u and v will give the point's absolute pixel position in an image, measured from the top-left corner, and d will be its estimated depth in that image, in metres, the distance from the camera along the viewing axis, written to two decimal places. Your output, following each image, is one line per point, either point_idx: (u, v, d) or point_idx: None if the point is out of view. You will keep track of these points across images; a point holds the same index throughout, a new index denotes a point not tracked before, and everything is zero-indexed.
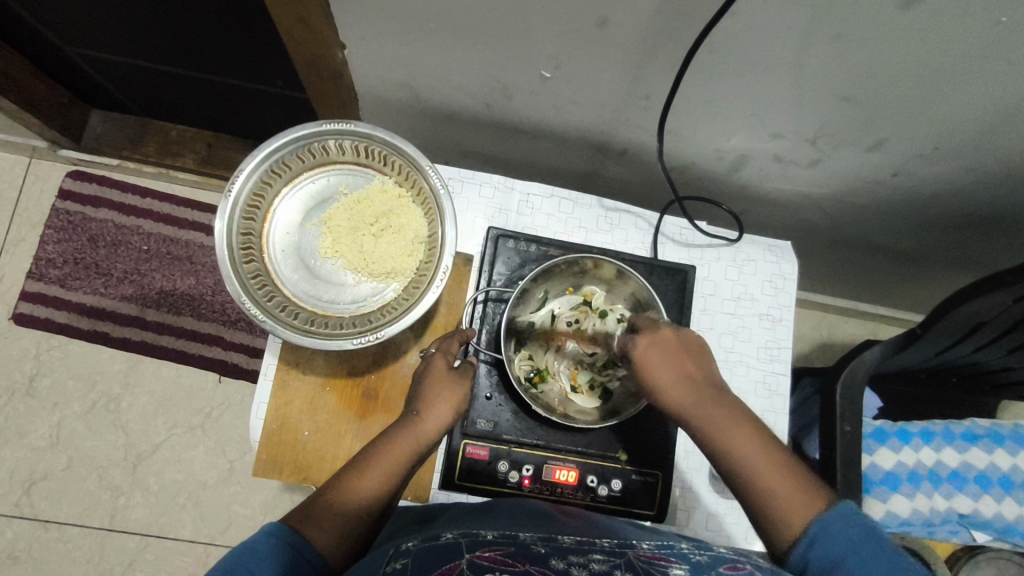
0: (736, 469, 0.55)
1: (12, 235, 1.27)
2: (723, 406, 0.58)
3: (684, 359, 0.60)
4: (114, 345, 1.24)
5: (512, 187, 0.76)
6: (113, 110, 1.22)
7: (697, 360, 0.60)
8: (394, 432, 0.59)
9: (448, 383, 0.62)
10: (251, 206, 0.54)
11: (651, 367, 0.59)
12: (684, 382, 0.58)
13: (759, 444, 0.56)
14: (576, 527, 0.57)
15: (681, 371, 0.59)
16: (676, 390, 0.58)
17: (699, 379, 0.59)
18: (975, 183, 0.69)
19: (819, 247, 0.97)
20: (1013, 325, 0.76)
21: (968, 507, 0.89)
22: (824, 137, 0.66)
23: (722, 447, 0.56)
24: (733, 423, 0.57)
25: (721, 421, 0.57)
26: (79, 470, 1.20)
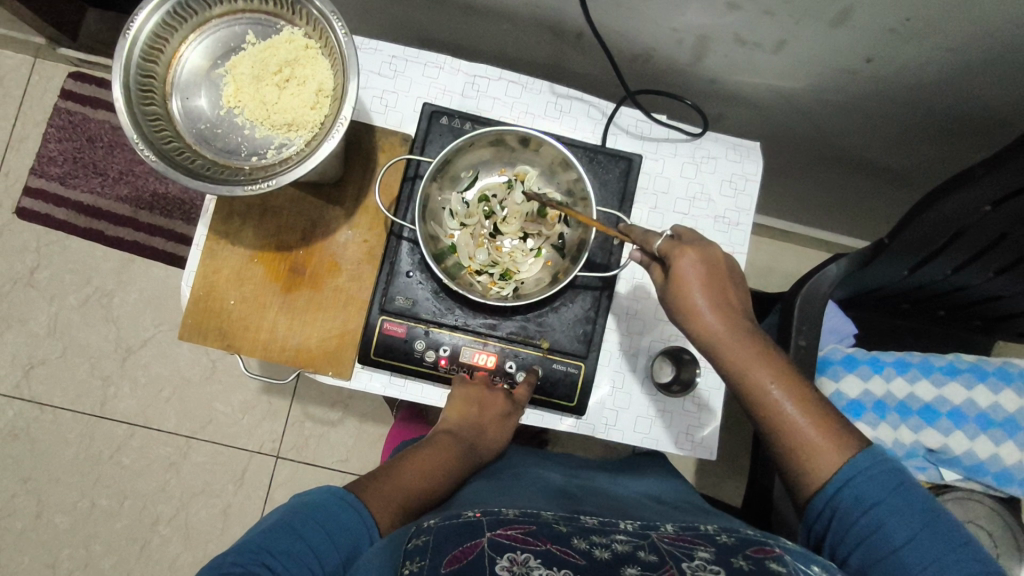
0: (759, 399, 0.54)
1: (17, 132, 1.31)
2: (755, 340, 0.54)
3: (719, 286, 0.55)
4: (108, 243, 1.29)
5: (457, 69, 0.72)
6: (109, 7, 1.24)
7: (733, 289, 0.55)
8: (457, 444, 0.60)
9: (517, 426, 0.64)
10: (152, 47, 0.53)
11: (686, 292, 0.54)
12: (720, 311, 0.54)
13: (784, 372, 0.53)
14: (602, 505, 0.55)
15: (721, 305, 0.54)
16: (715, 317, 0.54)
17: (734, 308, 0.55)
18: (958, 69, 0.62)
19: (804, 165, 0.90)
20: (996, 239, 0.69)
21: (935, 441, 0.83)
22: (783, 9, 0.60)
23: (749, 376, 0.53)
24: (761, 353, 0.54)
25: (756, 353, 0.54)
26: (74, 358, 1.27)
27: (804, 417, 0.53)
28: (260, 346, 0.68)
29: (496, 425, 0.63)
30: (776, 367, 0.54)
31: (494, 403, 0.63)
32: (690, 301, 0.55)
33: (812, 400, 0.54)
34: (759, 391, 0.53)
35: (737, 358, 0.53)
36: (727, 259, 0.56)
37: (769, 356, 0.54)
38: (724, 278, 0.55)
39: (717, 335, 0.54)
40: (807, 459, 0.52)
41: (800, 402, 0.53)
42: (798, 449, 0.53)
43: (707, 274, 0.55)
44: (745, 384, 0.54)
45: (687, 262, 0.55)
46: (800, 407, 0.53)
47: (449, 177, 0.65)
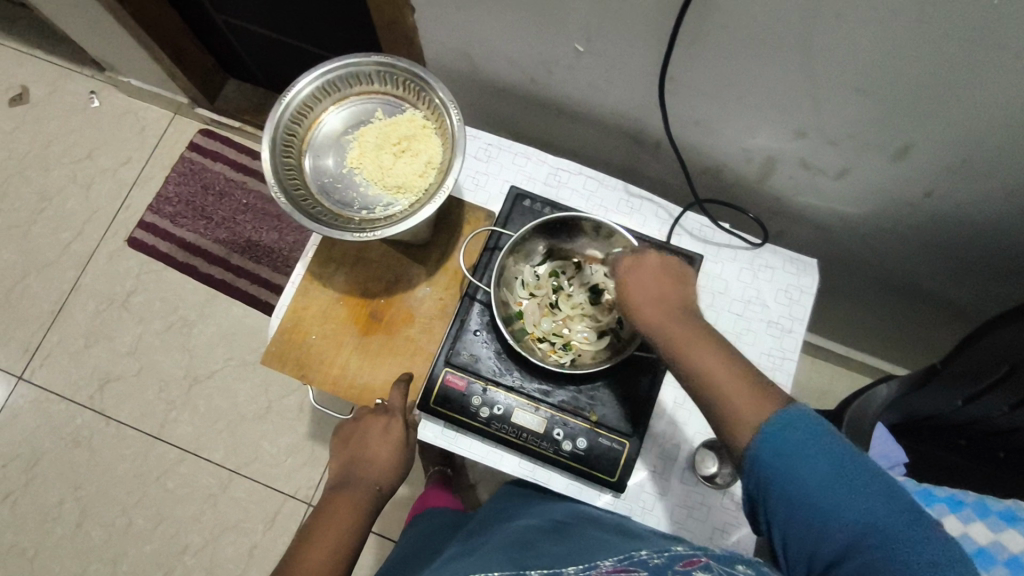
0: (690, 375, 0.53)
1: (144, 172, 1.49)
2: (684, 318, 0.55)
3: (657, 280, 0.58)
4: (199, 279, 1.41)
5: (543, 160, 0.81)
6: (247, 79, 1.44)
7: (673, 284, 0.58)
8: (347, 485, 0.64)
9: (403, 436, 0.68)
10: (299, 112, 0.63)
11: (629, 290, 0.58)
12: (654, 301, 0.57)
13: (714, 350, 0.53)
14: (557, 541, 0.57)
15: (656, 294, 0.57)
16: (647, 306, 0.57)
17: (671, 297, 0.57)
18: (1013, 212, 0.66)
19: (860, 290, 0.93)
20: None
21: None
22: (846, 141, 0.67)
23: (677, 352, 0.54)
24: (690, 330, 0.54)
25: (685, 331, 0.54)
26: (146, 378, 1.36)
27: (736, 385, 0.51)
28: (330, 380, 0.74)
29: (377, 442, 0.67)
30: (706, 344, 0.53)
31: (370, 429, 0.67)
32: (631, 296, 0.58)
33: (746, 369, 0.52)
34: (690, 368, 0.53)
35: (671, 345, 0.54)
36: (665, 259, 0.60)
37: (700, 333, 0.54)
38: (665, 275, 0.59)
39: (649, 321, 0.56)
40: (739, 426, 0.50)
41: (728, 369, 0.52)
42: (728, 415, 0.50)
43: (642, 272, 0.59)
44: (676, 361, 0.54)
45: (628, 266, 0.60)
46: (730, 373, 0.51)
47: (525, 252, 0.72)
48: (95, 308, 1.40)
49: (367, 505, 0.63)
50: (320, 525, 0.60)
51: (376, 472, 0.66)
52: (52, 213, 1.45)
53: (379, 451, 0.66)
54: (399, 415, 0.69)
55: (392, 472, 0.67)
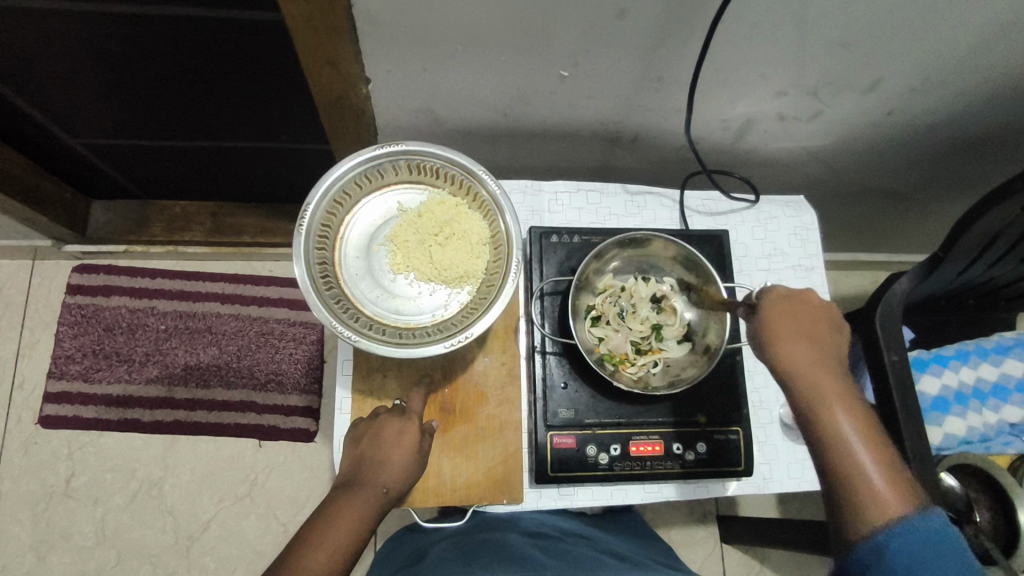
0: (819, 420, 0.51)
1: (26, 338, 1.25)
2: (832, 367, 0.53)
3: (813, 325, 0.55)
4: (147, 430, 1.23)
5: (540, 189, 0.79)
6: (113, 197, 1.21)
7: (828, 337, 0.55)
8: (356, 478, 0.59)
9: (418, 442, 0.63)
10: (321, 237, 0.56)
11: (778, 324, 0.55)
12: (808, 345, 0.54)
13: (860, 415, 0.51)
14: (550, 560, 0.59)
15: (808, 338, 0.54)
16: (800, 347, 0.54)
17: (828, 351, 0.54)
18: (971, 105, 0.74)
19: (824, 205, 1.01)
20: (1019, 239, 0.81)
21: (994, 418, 0.93)
22: (823, 88, 0.71)
23: (817, 397, 0.51)
24: (839, 387, 0.52)
25: (828, 383, 0.52)
26: (132, 562, 1.17)
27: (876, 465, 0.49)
28: (430, 493, 0.68)
29: (391, 444, 0.62)
30: (849, 402, 0.51)
31: (386, 428, 0.63)
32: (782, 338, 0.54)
33: (882, 449, 0.50)
34: (833, 420, 0.50)
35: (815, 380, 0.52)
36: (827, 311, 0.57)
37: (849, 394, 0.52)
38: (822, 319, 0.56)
39: (801, 356, 0.53)
40: (869, 498, 0.48)
41: (866, 441, 0.50)
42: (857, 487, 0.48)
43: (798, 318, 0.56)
44: (813, 412, 0.51)
45: (778, 303, 0.57)
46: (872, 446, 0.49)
47: (581, 286, 0.69)
48: (33, 512, 1.18)
49: (371, 509, 0.57)
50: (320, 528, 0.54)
51: (385, 476, 0.59)
52: None
53: (391, 455, 0.61)
54: (416, 419, 0.65)
55: (406, 479, 0.61)
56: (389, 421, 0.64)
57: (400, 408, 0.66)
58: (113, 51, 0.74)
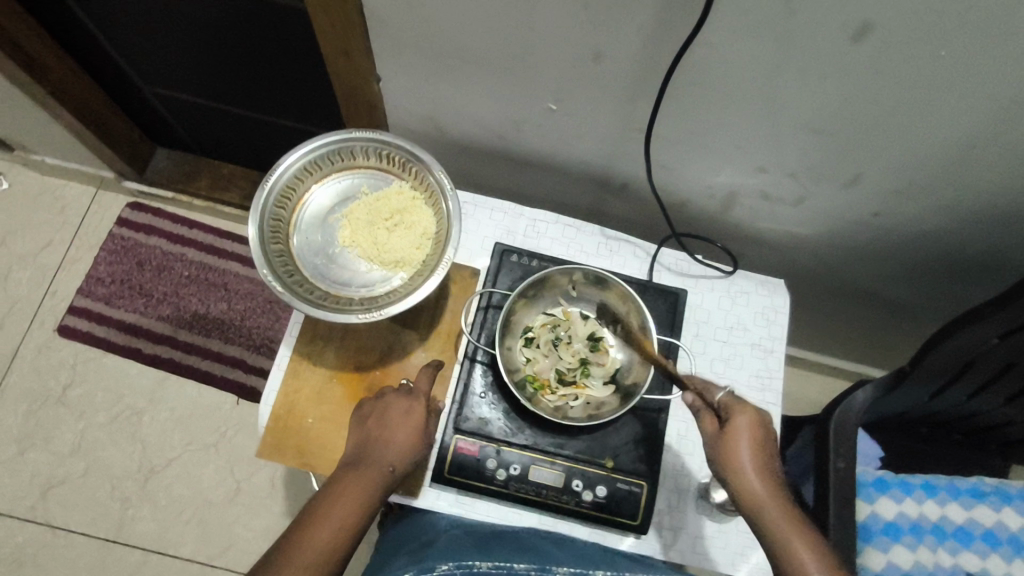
0: (775, 547, 0.56)
1: (69, 254, 1.38)
2: (778, 483, 0.60)
3: (759, 443, 0.61)
4: (144, 361, 1.32)
5: (519, 213, 0.82)
6: (175, 147, 1.38)
7: (770, 448, 0.61)
8: (365, 457, 0.61)
9: (423, 421, 0.64)
10: (283, 196, 0.62)
11: (733, 446, 0.60)
12: (761, 467, 0.59)
13: (816, 546, 0.56)
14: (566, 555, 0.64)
15: (760, 455, 0.60)
16: (752, 466, 0.59)
17: (773, 467, 0.60)
18: (957, 222, 0.73)
19: (817, 299, 1.00)
20: (999, 372, 0.78)
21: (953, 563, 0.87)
22: (804, 173, 0.72)
23: (770, 529, 0.57)
24: (787, 511, 0.57)
25: (778, 508, 0.57)
26: (95, 478, 1.25)
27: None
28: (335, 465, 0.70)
29: (397, 421, 0.64)
30: (804, 536, 0.56)
31: (394, 406, 0.65)
32: (733, 459, 0.60)
33: (835, 560, 0.56)
34: (790, 557, 0.55)
35: (768, 513, 0.57)
36: (766, 422, 0.62)
37: (795, 516, 0.58)
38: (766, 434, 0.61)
39: (757, 482, 0.59)
40: None
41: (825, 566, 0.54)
42: None
43: (747, 427, 0.61)
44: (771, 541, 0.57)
45: (738, 425, 0.61)
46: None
47: (522, 309, 0.72)
48: (27, 409, 1.28)
49: (376, 488, 0.59)
50: (328, 505, 0.57)
51: (391, 454, 0.61)
52: None
53: (398, 432, 0.63)
54: (422, 399, 0.66)
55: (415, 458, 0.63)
56: (399, 398, 0.66)
57: (407, 388, 0.68)
58: (188, 13, 0.87)
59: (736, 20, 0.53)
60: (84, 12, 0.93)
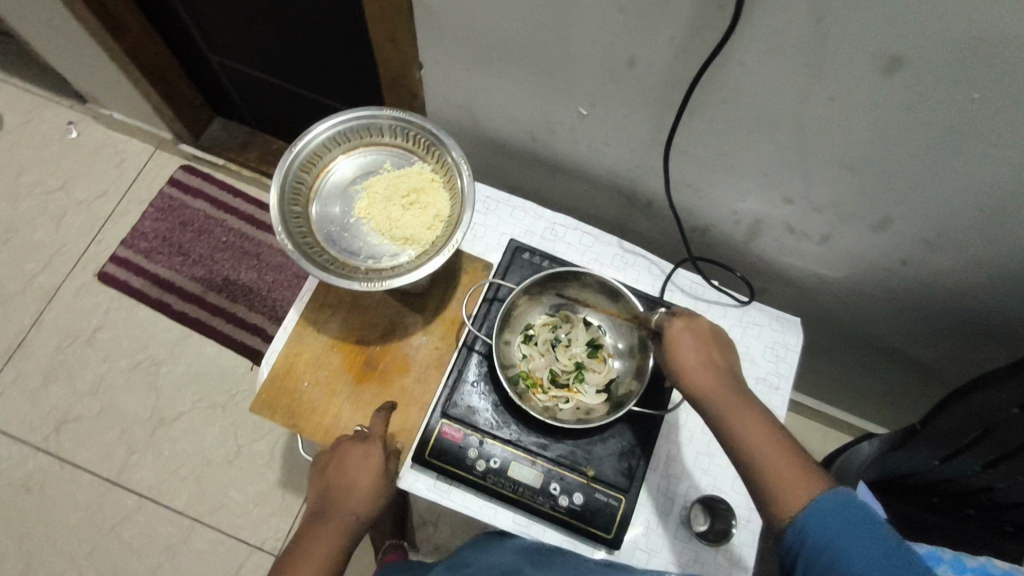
0: (731, 439, 0.56)
1: (120, 206, 1.45)
2: (729, 381, 0.60)
3: (707, 346, 0.62)
4: (171, 316, 1.37)
5: (541, 215, 0.82)
6: (233, 118, 1.44)
7: (719, 351, 0.62)
8: (327, 511, 0.62)
9: (382, 462, 0.65)
10: (308, 161, 0.64)
11: (680, 351, 0.62)
12: (706, 367, 0.61)
13: (764, 430, 0.55)
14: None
15: (708, 358, 0.61)
16: (697, 367, 0.61)
17: (722, 367, 0.61)
18: (988, 282, 0.70)
19: (838, 346, 0.97)
20: (1004, 455, 0.74)
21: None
22: (831, 210, 0.71)
23: (721, 423, 0.57)
24: (734, 397, 0.58)
25: (727, 401, 0.58)
26: (108, 420, 1.29)
27: (773, 455, 0.54)
28: (323, 431, 0.71)
29: (356, 468, 0.64)
30: (754, 423, 0.56)
31: (349, 454, 0.64)
32: (680, 360, 0.61)
33: (784, 440, 0.55)
34: (737, 443, 0.56)
35: (717, 408, 0.58)
36: (715, 329, 0.64)
37: (745, 401, 0.58)
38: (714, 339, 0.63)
39: (705, 376, 0.60)
40: (777, 494, 0.51)
41: (773, 447, 0.54)
42: (764, 488, 0.53)
43: (694, 336, 0.63)
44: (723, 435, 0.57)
45: (678, 327, 0.63)
46: (775, 455, 0.53)
47: (524, 305, 0.73)
48: (57, 344, 1.34)
49: (342, 538, 0.61)
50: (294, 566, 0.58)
51: (353, 502, 0.62)
52: (18, 244, 1.41)
53: (357, 479, 0.63)
54: (378, 441, 0.66)
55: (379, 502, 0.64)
56: (353, 443, 0.65)
57: (362, 433, 0.67)
58: None
59: (767, 39, 0.53)
60: None
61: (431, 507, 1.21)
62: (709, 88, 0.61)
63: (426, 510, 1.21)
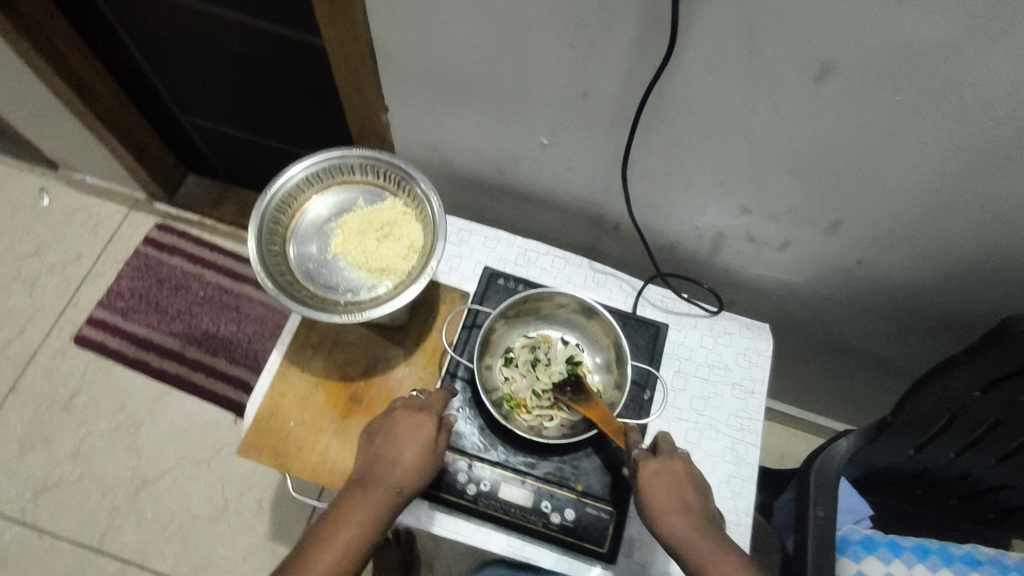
0: None
1: (96, 268, 1.45)
2: (706, 530, 0.60)
3: (676, 486, 0.62)
4: (150, 374, 1.36)
5: (512, 242, 0.85)
6: (208, 174, 1.49)
7: (688, 489, 0.63)
8: (371, 475, 0.62)
9: (433, 436, 0.64)
10: (283, 203, 0.67)
11: (653, 495, 0.62)
12: (681, 511, 0.61)
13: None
14: None
15: (683, 502, 0.61)
16: (675, 517, 0.60)
17: (694, 510, 0.61)
18: (938, 273, 0.74)
19: (809, 349, 1.00)
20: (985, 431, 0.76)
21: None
22: (785, 216, 0.75)
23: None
24: (715, 543, 0.58)
25: (709, 547, 0.58)
26: (88, 485, 1.26)
27: None
28: (311, 468, 0.72)
29: (404, 440, 0.63)
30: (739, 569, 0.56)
31: (403, 422, 0.65)
32: (659, 503, 0.61)
33: None
34: None
35: (706, 562, 0.57)
36: (682, 465, 0.64)
37: (722, 545, 0.59)
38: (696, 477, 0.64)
39: (682, 524, 0.60)
40: None
41: None
42: None
43: (665, 479, 0.63)
44: None
45: (651, 470, 0.63)
46: None
47: (502, 328, 0.75)
48: (33, 411, 1.32)
49: (383, 509, 0.60)
50: (334, 529, 0.58)
51: (398, 473, 0.62)
52: None
53: (405, 450, 0.63)
54: (434, 413, 0.66)
55: (424, 479, 0.63)
56: (405, 412, 0.66)
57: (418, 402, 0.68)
58: (224, 48, 0.96)
59: (704, 58, 0.57)
60: (135, 44, 1.03)
61: (425, 547, 1.20)
62: (659, 109, 0.65)
63: (420, 552, 1.19)
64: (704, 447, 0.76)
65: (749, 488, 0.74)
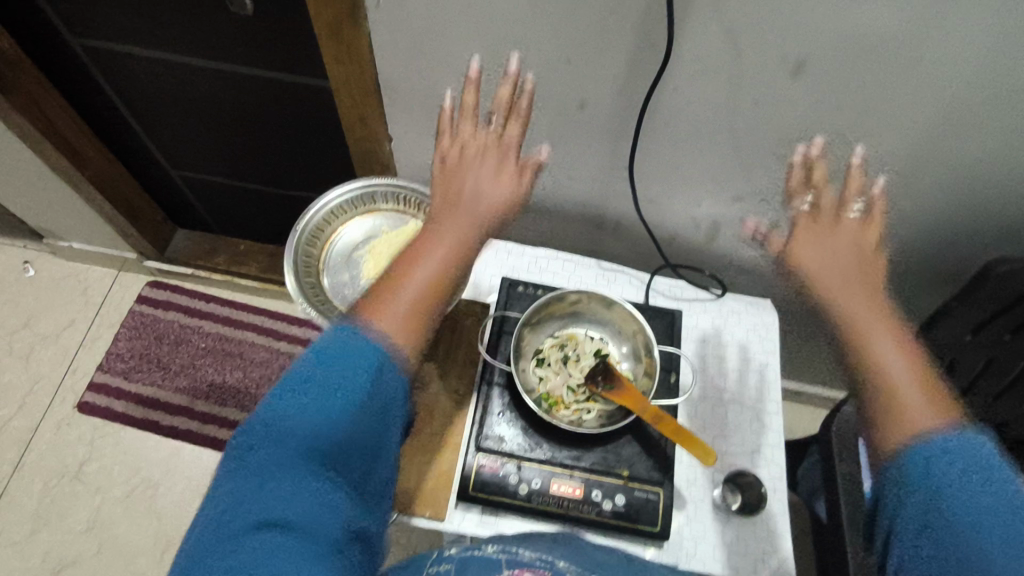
0: (866, 357, 0.56)
1: (90, 333, 1.44)
2: (856, 264, 0.62)
3: (861, 269, 0.62)
4: (160, 432, 1.34)
5: (523, 252, 0.89)
6: (194, 226, 1.48)
7: (866, 270, 0.62)
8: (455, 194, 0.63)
9: (516, 164, 0.65)
10: (313, 236, 0.70)
11: (811, 242, 0.65)
12: (848, 280, 0.61)
13: (894, 331, 0.58)
14: None
15: (847, 272, 0.62)
16: (808, 250, 0.65)
17: (872, 283, 0.61)
18: (919, 233, 0.81)
19: (807, 320, 1.06)
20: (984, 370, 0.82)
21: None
22: (775, 198, 0.81)
23: (861, 330, 0.58)
24: (885, 320, 0.58)
25: (870, 314, 0.59)
26: (109, 554, 1.24)
27: (909, 371, 0.54)
28: None
29: (475, 150, 0.64)
30: (888, 324, 0.58)
31: (469, 139, 0.65)
32: (802, 250, 0.65)
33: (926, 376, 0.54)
34: (863, 344, 0.57)
35: (834, 287, 0.61)
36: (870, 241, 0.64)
37: (891, 321, 0.59)
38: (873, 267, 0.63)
39: (855, 295, 0.60)
40: (900, 411, 0.52)
41: (911, 367, 0.55)
42: (885, 402, 0.53)
43: (820, 236, 0.65)
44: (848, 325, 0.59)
45: (803, 241, 0.65)
46: (905, 358, 0.55)
47: (531, 331, 0.79)
48: (43, 486, 1.29)
49: (473, 229, 0.61)
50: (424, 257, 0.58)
51: (485, 186, 0.63)
52: None
53: (476, 155, 0.64)
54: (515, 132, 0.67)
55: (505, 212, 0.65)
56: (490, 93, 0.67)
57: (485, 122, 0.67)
58: (217, 99, 0.98)
59: (696, 62, 0.63)
60: (124, 104, 1.05)
61: None
62: (654, 113, 0.71)
63: None
64: (731, 421, 0.80)
65: (778, 453, 0.78)
